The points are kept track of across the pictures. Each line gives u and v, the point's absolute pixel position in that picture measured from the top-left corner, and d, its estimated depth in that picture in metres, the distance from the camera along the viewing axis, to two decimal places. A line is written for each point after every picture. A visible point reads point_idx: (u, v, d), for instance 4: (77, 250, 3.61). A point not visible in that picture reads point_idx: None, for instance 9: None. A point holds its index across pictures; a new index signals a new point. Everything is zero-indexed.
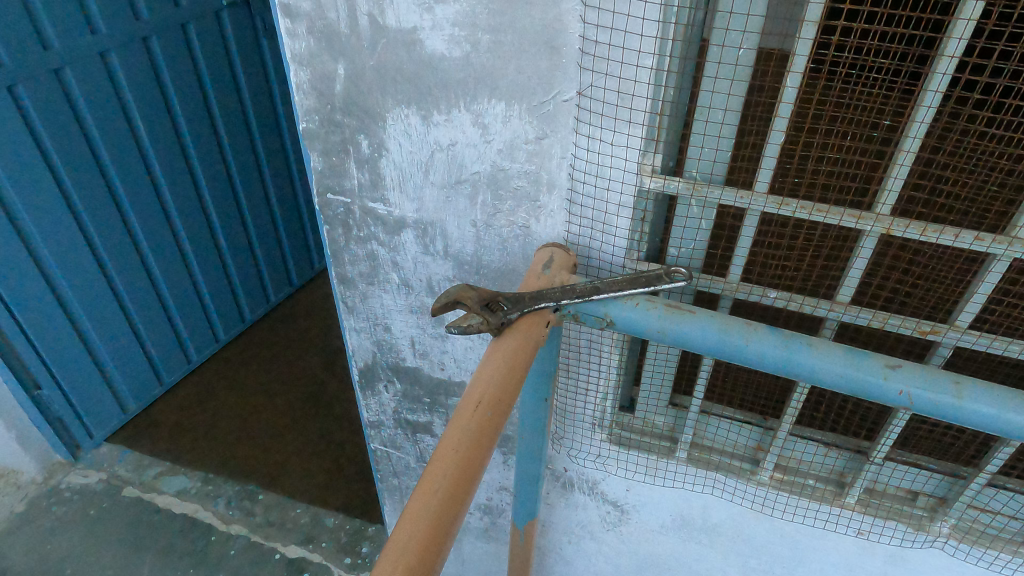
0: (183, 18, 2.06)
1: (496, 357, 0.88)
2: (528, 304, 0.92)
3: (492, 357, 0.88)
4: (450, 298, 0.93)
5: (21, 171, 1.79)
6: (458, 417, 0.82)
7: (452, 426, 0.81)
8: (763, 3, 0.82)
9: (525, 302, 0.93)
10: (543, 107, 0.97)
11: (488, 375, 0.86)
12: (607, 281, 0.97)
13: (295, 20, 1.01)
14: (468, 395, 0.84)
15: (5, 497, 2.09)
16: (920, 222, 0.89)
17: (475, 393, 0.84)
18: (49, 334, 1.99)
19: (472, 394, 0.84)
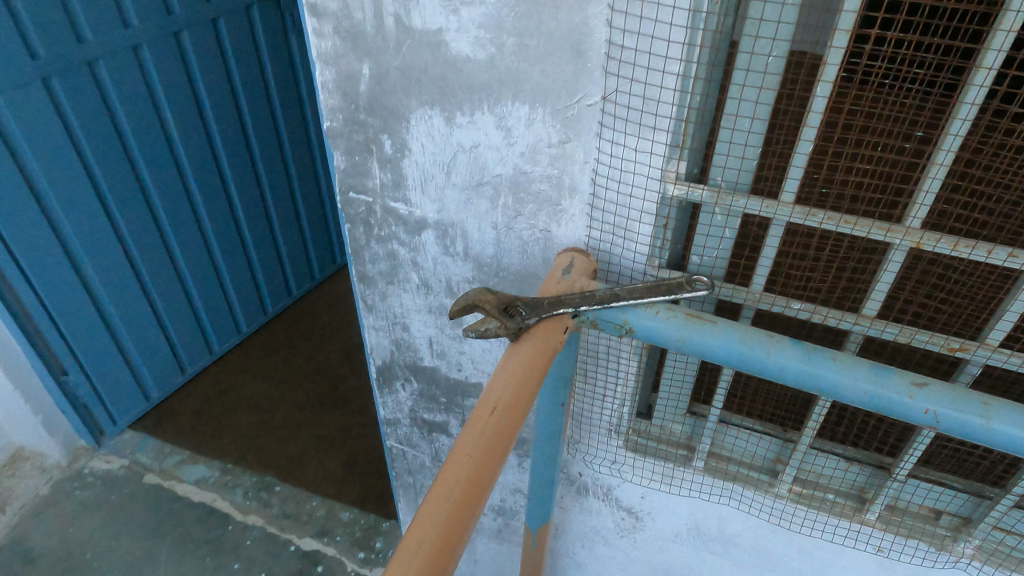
0: (213, 14, 2.09)
1: (512, 362, 0.88)
2: (546, 309, 0.91)
3: (509, 362, 0.88)
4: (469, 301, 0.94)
5: (54, 162, 1.82)
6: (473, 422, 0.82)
7: (467, 430, 0.81)
8: (795, 11, 0.80)
9: (544, 307, 0.92)
10: (567, 111, 0.96)
11: (504, 380, 0.85)
12: (628, 288, 0.96)
13: (322, 19, 1.02)
14: (484, 399, 0.83)
15: (30, 480, 2.13)
16: (952, 236, 0.86)
17: (491, 397, 0.83)
18: (77, 322, 2.02)
19: (487, 398, 0.84)
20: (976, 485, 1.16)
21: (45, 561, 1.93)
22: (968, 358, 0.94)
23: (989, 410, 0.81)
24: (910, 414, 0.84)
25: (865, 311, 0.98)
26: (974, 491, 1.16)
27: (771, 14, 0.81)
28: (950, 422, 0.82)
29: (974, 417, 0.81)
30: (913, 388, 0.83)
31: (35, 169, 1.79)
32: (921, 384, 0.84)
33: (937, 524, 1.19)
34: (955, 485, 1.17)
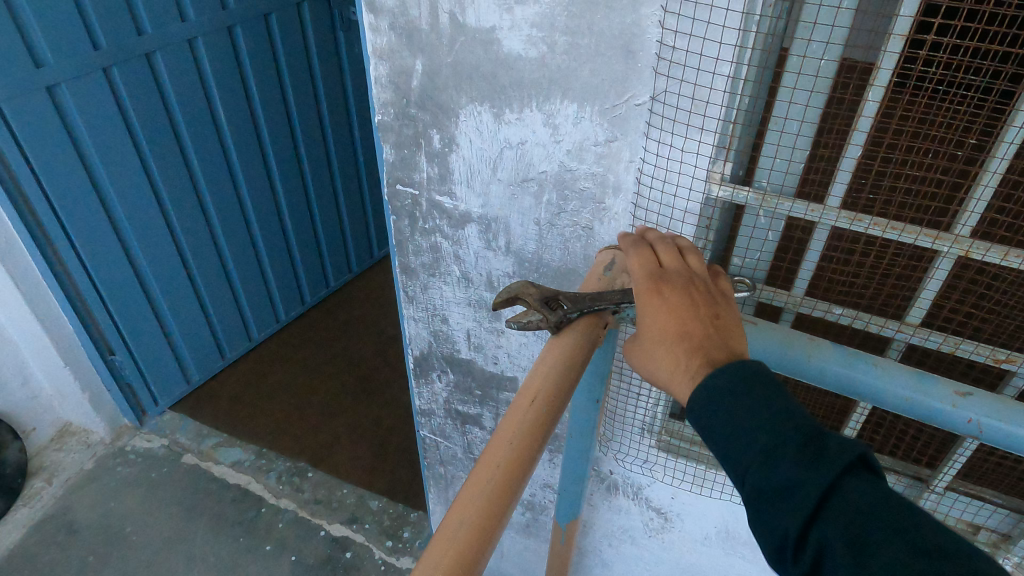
0: (266, 9, 2.14)
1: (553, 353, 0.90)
2: (588, 305, 0.91)
3: (550, 354, 0.90)
4: (509, 295, 0.92)
5: (111, 150, 1.89)
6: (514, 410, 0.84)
7: (507, 418, 0.83)
8: (850, 16, 0.81)
9: (586, 301, 0.92)
10: (614, 110, 0.97)
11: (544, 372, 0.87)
12: None
13: (379, 15, 1.05)
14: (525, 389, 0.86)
15: (76, 454, 2.22)
16: (1001, 246, 0.86)
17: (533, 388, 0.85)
18: (126, 304, 2.10)
19: (528, 388, 0.86)
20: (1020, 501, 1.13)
21: (88, 533, 2.01)
22: (1013, 369, 0.94)
23: None
24: (953, 423, 0.83)
25: (909, 319, 0.98)
26: (1016, 508, 1.13)
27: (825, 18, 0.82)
28: (993, 431, 0.82)
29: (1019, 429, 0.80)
30: (957, 397, 0.83)
31: (94, 155, 1.86)
32: (966, 394, 0.83)
33: (975, 539, 1.17)
34: (996, 500, 1.15)
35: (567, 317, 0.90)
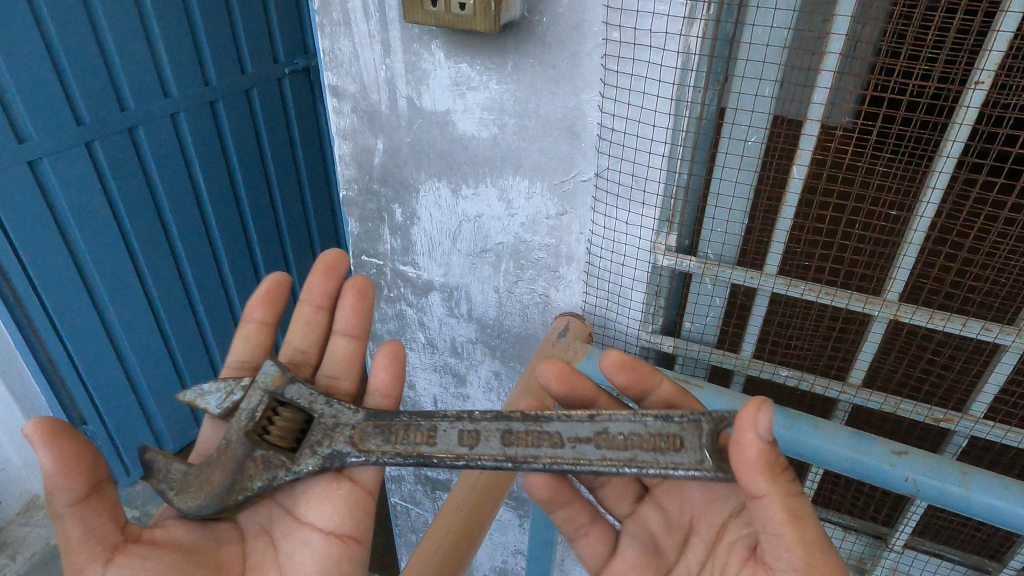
0: (248, 84, 2.14)
1: (386, 370, 0.88)
2: (374, 417, 0.81)
3: (329, 500, 0.81)
4: (228, 404, 0.83)
5: (90, 224, 1.82)
6: (265, 525, 0.81)
7: (463, 480, 0.91)
8: (768, 102, 0.87)
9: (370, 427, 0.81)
10: (564, 185, 1.03)
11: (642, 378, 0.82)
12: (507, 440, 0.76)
13: (342, 99, 1.13)
14: (298, 495, 0.82)
15: (43, 529, 2.11)
16: (927, 308, 0.90)
17: (284, 502, 0.82)
18: (102, 381, 1.99)
19: (288, 509, 0.82)
20: (976, 559, 1.15)
21: None
22: (953, 428, 0.97)
23: (968, 479, 0.83)
24: (893, 483, 0.86)
25: (851, 380, 1.01)
26: (975, 565, 1.15)
27: (747, 103, 0.88)
28: (931, 490, 0.84)
29: (953, 486, 0.83)
30: (894, 456, 0.86)
31: (73, 228, 1.79)
32: (903, 453, 0.87)
33: None
34: (953, 557, 1.16)
35: (334, 451, 0.80)
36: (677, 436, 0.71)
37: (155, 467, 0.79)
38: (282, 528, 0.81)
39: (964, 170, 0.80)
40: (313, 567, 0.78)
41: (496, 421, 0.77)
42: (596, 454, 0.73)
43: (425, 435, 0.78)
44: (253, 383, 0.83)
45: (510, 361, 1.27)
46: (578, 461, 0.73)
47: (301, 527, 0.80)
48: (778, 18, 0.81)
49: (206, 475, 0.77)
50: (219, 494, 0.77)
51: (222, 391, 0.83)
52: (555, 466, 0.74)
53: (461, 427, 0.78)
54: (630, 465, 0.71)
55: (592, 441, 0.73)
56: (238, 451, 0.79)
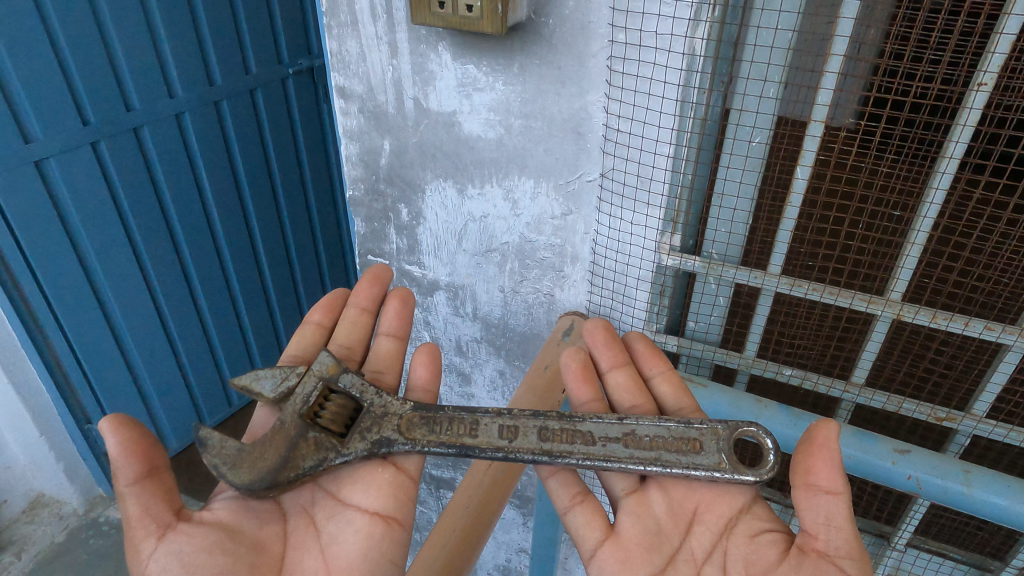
0: (253, 84, 2.15)
1: (424, 368, 0.90)
2: (425, 409, 0.84)
3: (375, 483, 0.81)
4: (283, 388, 0.85)
5: (96, 223, 1.82)
6: (307, 508, 0.81)
7: (462, 486, 0.91)
8: (772, 104, 0.88)
9: (419, 418, 0.84)
10: (569, 185, 1.04)
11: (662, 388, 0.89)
12: (546, 437, 0.81)
13: (348, 100, 1.14)
14: (343, 479, 0.82)
15: (48, 527, 2.12)
16: (930, 308, 0.91)
17: (326, 486, 0.83)
18: (107, 380, 2.00)
19: (331, 492, 0.82)
20: (978, 557, 1.16)
21: None
22: (955, 427, 0.97)
23: (970, 478, 0.83)
24: (896, 481, 0.87)
25: (854, 379, 1.02)
26: (976, 563, 1.16)
27: (751, 105, 0.89)
28: (932, 488, 0.84)
29: (955, 484, 0.83)
30: (896, 455, 0.87)
31: (78, 226, 1.79)
32: (905, 451, 0.88)
33: None
34: (956, 556, 1.17)
35: (382, 438, 0.82)
36: (697, 440, 0.78)
37: (208, 442, 0.78)
38: (324, 510, 0.81)
39: (966, 171, 0.81)
40: (357, 549, 0.78)
41: (534, 418, 0.82)
42: (624, 452, 0.79)
43: (473, 426, 0.82)
44: (309, 370, 0.86)
45: (516, 361, 1.28)
46: (609, 458, 0.78)
47: (344, 509, 0.81)
48: (784, 21, 0.83)
49: (262, 451, 0.78)
50: (274, 469, 0.77)
51: (278, 376, 0.86)
52: (588, 460, 0.78)
53: (501, 422, 0.82)
54: (656, 463, 0.77)
55: (621, 441, 0.79)
56: (292, 431, 0.81)
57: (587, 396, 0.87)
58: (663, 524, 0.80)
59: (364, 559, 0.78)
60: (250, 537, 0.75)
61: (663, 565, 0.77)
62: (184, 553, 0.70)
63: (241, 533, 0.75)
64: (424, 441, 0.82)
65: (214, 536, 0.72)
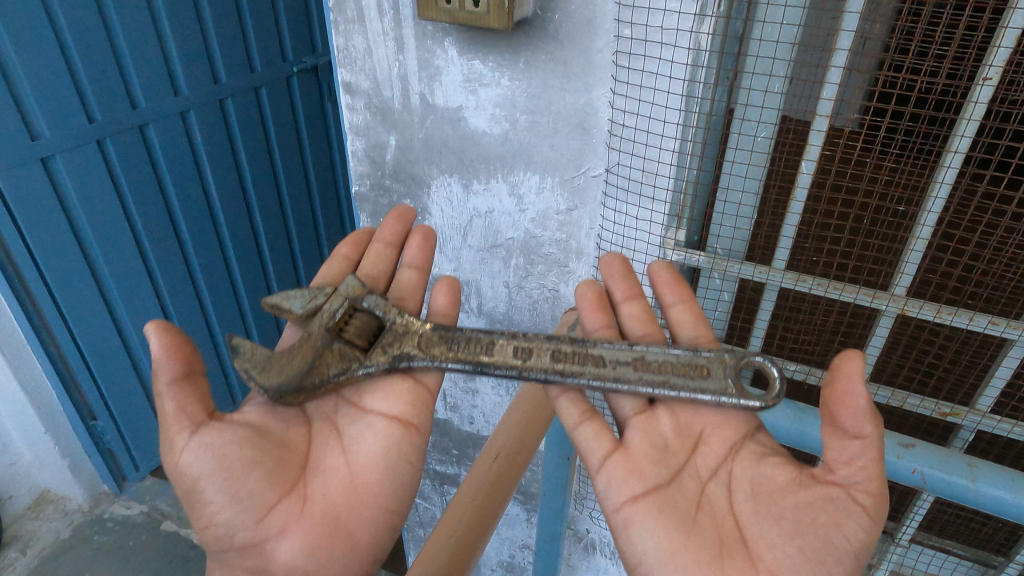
0: (257, 82, 2.15)
1: (444, 298, 0.89)
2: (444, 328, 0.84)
3: (394, 391, 0.83)
4: (311, 305, 0.87)
5: (101, 218, 1.83)
6: (330, 415, 0.84)
7: (506, 416, 0.96)
8: (777, 98, 0.88)
9: (439, 339, 0.83)
10: (574, 181, 1.05)
11: (680, 317, 0.85)
12: (564, 354, 0.79)
13: (355, 95, 1.14)
14: (365, 389, 0.84)
15: (53, 523, 2.08)
16: (935, 303, 0.91)
17: (349, 396, 0.85)
18: (112, 374, 2.00)
19: (352, 401, 0.84)
20: (984, 554, 1.15)
21: None
22: (960, 422, 0.98)
23: (974, 472, 0.83)
24: (899, 475, 0.87)
25: None
26: (979, 559, 1.15)
27: (757, 100, 0.89)
28: (937, 481, 0.85)
29: (960, 479, 0.83)
30: (899, 449, 0.87)
31: (83, 221, 1.80)
32: (909, 446, 0.88)
33: None
34: (960, 552, 1.17)
35: (402, 353, 0.83)
36: (705, 366, 0.76)
37: (240, 348, 0.83)
38: (346, 416, 0.83)
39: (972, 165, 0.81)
40: (377, 448, 0.80)
41: (548, 339, 0.80)
42: (633, 375, 0.77)
43: (489, 345, 0.82)
44: (336, 291, 0.88)
45: None
46: (618, 380, 0.77)
47: (365, 414, 0.83)
48: (789, 15, 0.83)
49: (287, 359, 0.81)
50: (298, 374, 0.80)
51: (307, 294, 0.88)
52: (599, 381, 0.77)
53: (517, 343, 0.81)
54: (666, 387, 0.75)
55: (631, 364, 0.77)
56: (318, 341, 0.83)
57: (599, 322, 0.83)
58: (670, 443, 0.78)
59: (385, 457, 0.80)
60: (276, 437, 0.78)
61: (670, 478, 0.75)
62: (217, 445, 0.73)
63: (270, 432, 0.78)
64: (442, 357, 0.82)
65: (243, 431, 0.76)
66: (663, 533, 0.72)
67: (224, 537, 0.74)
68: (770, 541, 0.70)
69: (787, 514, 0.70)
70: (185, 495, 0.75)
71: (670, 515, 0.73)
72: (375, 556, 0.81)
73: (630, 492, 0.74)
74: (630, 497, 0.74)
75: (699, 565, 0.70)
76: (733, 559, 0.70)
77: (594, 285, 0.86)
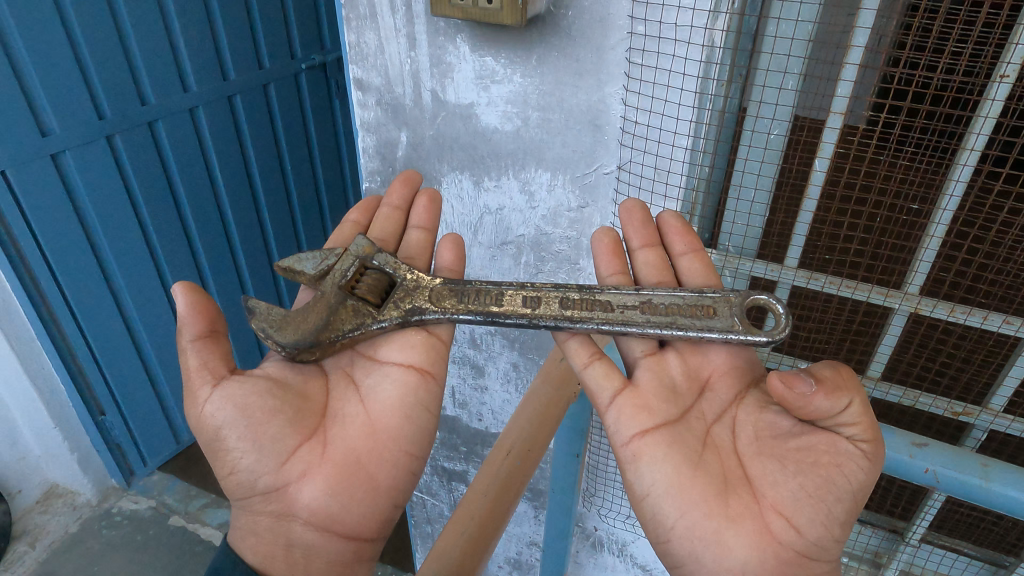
0: (265, 79, 2.15)
1: (451, 252, 0.91)
2: (455, 282, 0.86)
3: (408, 342, 0.84)
4: (324, 266, 0.89)
5: (110, 213, 1.83)
6: (346, 368, 0.84)
7: (516, 413, 0.96)
8: (792, 95, 0.87)
9: (449, 294, 0.86)
10: (585, 178, 1.04)
11: (690, 267, 0.84)
12: (573, 303, 0.82)
13: (366, 92, 1.14)
14: (379, 341, 0.85)
15: (62, 517, 2.08)
16: (948, 302, 0.91)
17: (364, 351, 0.85)
18: (120, 369, 2.00)
19: (367, 354, 0.85)
20: (991, 552, 1.15)
21: None
22: (972, 422, 0.97)
23: (988, 472, 0.83)
24: (912, 474, 0.87)
25: (870, 373, 1.02)
26: (989, 559, 1.15)
27: (771, 97, 0.89)
28: (951, 481, 0.84)
29: (973, 478, 0.83)
30: (913, 448, 0.87)
31: (92, 216, 1.80)
32: (923, 445, 0.88)
33: None
34: (968, 552, 1.17)
35: (415, 306, 0.85)
36: (711, 306, 0.78)
37: (257, 308, 0.84)
38: (363, 367, 0.83)
39: (987, 164, 0.80)
40: (394, 395, 0.80)
41: (555, 289, 0.83)
42: (641, 318, 0.79)
43: (500, 297, 0.84)
44: (347, 250, 0.89)
45: (529, 353, 1.28)
46: (627, 323, 0.79)
47: (381, 365, 0.83)
48: (804, 13, 0.82)
49: (305, 315, 0.82)
50: (315, 330, 0.81)
51: (319, 256, 0.90)
52: (606, 325, 0.79)
53: (524, 294, 0.84)
54: (672, 327, 0.77)
55: (638, 308, 0.79)
56: (332, 299, 0.84)
57: (615, 268, 0.84)
58: (678, 384, 0.79)
59: (401, 404, 0.80)
60: (296, 389, 0.79)
61: (679, 415, 0.76)
62: (239, 396, 0.75)
63: (289, 385, 0.79)
64: (454, 310, 0.84)
65: (265, 383, 0.77)
66: (670, 467, 0.72)
67: (248, 482, 0.76)
68: (774, 478, 0.70)
69: (789, 454, 0.71)
70: (209, 444, 0.77)
71: (679, 450, 0.74)
72: (394, 502, 0.82)
73: (640, 426, 0.75)
74: (640, 430, 0.75)
75: (704, 498, 0.71)
76: (737, 494, 0.71)
77: (611, 230, 0.85)
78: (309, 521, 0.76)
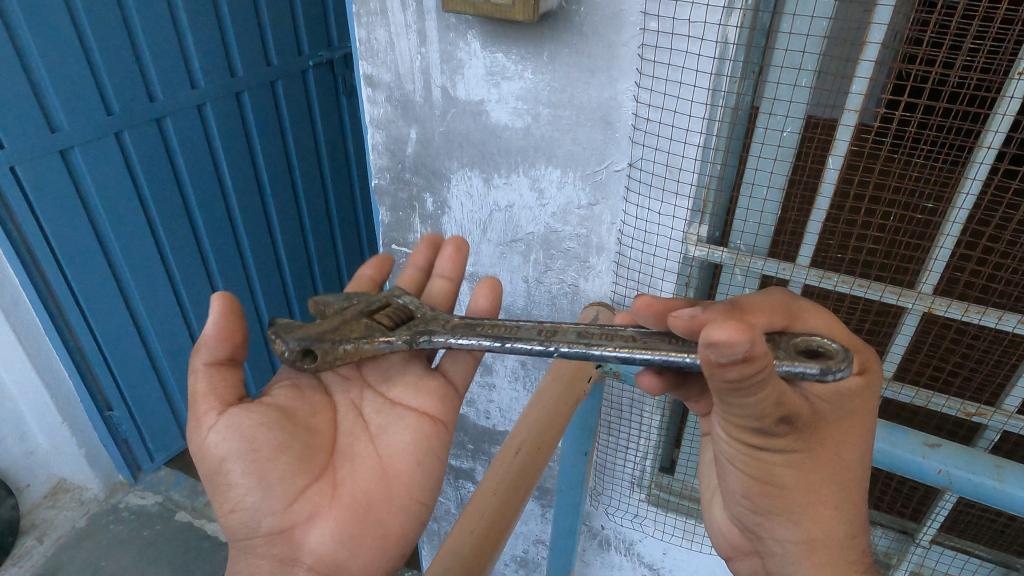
0: (273, 76, 2.16)
1: (486, 300, 0.91)
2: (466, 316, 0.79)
3: (423, 387, 0.86)
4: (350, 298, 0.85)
5: (118, 210, 1.83)
6: (356, 400, 0.85)
7: (527, 409, 0.96)
8: (805, 92, 0.87)
9: (459, 324, 0.78)
10: (596, 175, 1.04)
11: None
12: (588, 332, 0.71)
13: (376, 88, 1.14)
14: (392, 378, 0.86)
15: (70, 512, 2.09)
16: (962, 302, 0.89)
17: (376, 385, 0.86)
18: (128, 366, 2.01)
19: (379, 391, 0.86)
20: (1005, 556, 1.14)
21: None
22: (984, 423, 0.96)
23: (1001, 473, 0.82)
24: (925, 474, 0.86)
25: (882, 373, 1.01)
26: (1001, 561, 1.13)
27: (785, 93, 0.88)
28: (964, 482, 0.84)
29: (986, 479, 0.82)
30: (927, 449, 0.86)
31: (100, 214, 1.80)
32: (936, 445, 0.87)
33: None
34: (981, 554, 1.15)
35: (426, 334, 0.78)
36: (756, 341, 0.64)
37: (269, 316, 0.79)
38: (373, 405, 0.85)
39: (1003, 163, 0.79)
40: (408, 439, 0.83)
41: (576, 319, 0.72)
42: (666, 343, 0.67)
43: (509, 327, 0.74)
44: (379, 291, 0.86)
45: None
46: (647, 348, 0.67)
47: (393, 407, 0.85)
48: (820, 8, 0.82)
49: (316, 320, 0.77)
50: (320, 330, 0.75)
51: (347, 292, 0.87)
52: (624, 353, 0.68)
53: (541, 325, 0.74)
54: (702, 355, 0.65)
55: (663, 336, 0.68)
56: (347, 314, 0.79)
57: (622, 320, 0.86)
58: None
59: (415, 450, 0.83)
60: (301, 420, 0.80)
61: None
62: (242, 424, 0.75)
63: (296, 417, 0.80)
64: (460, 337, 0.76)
65: (272, 413, 0.78)
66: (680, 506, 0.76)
67: (246, 518, 0.75)
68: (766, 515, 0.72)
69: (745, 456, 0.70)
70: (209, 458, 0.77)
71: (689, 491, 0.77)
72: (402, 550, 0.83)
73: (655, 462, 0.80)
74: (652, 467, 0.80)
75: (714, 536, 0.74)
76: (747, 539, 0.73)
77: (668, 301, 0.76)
78: (309, 564, 0.77)
